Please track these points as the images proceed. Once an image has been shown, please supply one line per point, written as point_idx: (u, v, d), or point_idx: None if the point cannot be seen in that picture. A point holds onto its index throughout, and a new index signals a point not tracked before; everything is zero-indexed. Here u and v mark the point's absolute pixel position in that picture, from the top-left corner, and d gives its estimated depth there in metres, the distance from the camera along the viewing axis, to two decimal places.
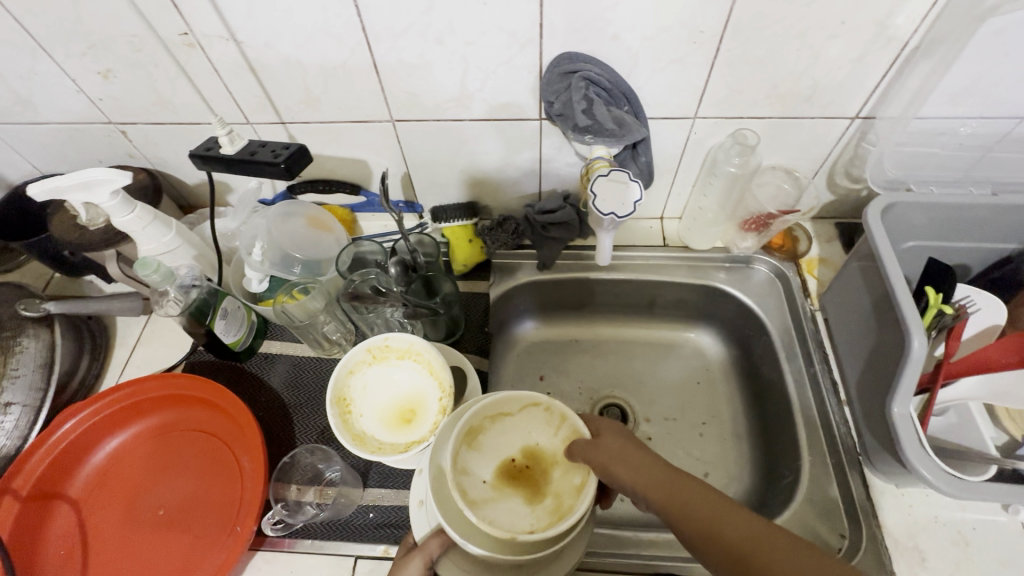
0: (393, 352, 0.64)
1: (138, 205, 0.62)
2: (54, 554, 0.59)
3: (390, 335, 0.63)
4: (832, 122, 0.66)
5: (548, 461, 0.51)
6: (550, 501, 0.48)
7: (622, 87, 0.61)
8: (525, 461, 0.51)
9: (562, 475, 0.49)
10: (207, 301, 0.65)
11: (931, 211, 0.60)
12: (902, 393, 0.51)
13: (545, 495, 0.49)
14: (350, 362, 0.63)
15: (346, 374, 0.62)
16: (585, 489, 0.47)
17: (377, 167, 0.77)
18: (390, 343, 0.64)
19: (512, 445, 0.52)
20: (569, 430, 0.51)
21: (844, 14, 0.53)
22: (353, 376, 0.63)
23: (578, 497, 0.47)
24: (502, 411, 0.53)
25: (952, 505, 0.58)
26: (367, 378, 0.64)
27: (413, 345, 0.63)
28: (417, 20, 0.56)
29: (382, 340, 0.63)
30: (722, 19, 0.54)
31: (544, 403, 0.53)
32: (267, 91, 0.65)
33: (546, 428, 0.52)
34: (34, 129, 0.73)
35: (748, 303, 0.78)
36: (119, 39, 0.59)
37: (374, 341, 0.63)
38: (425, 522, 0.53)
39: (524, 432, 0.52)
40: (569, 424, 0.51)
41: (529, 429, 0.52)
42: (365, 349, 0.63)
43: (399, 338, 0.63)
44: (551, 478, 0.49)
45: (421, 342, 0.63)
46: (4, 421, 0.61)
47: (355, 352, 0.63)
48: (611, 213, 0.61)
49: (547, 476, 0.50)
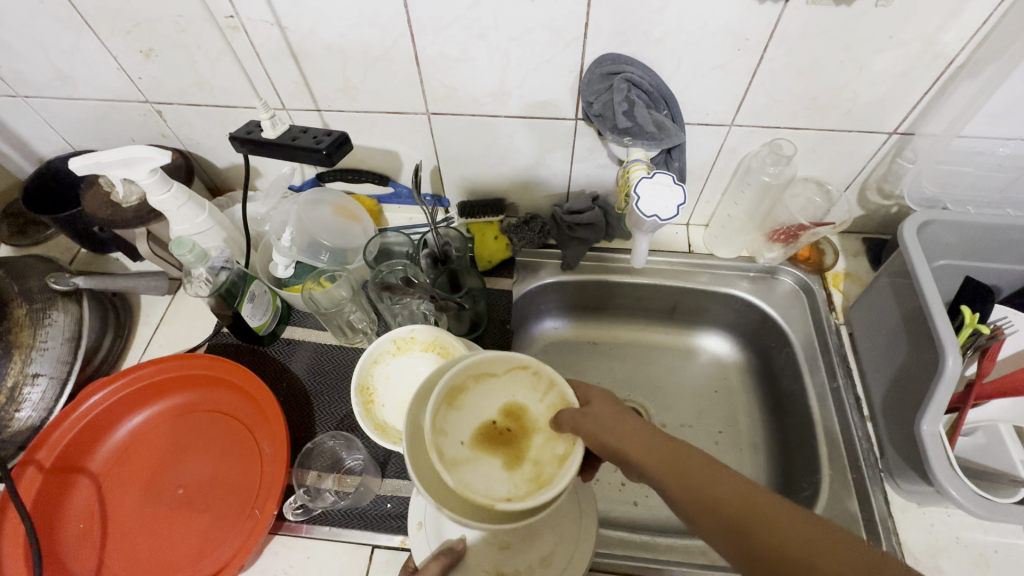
0: (417, 344, 0.64)
1: (174, 184, 0.63)
2: (75, 527, 0.59)
3: (416, 327, 0.64)
4: (869, 136, 0.66)
5: (531, 426, 0.42)
6: (529, 469, 0.40)
7: (662, 90, 0.61)
8: (506, 423, 0.42)
9: (544, 442, 0.41)
10: (235, 284, 0.65)
11: (966, 230, 0.60)
12: (932, 410, 0.51)
13: (524, 461, 0.41)
14: (375, 352, 0.63)
15: (371, 363, 0.63)
16: (569, 459, 0.40)
17: (407, 158, 0.77)
18: (415, 335, 0.64)
19: (496, 404, 0.43)
20: (557, 397, 0.43)
21: (892, 29, 0.53)
22: (377, 365, 0.64)
23: (561, 467, 0.39)
24: (487, 370, 0.45)
25: (975, 526, 0.58)
26: (390, 368, 0.64)
27: (438, 338, 0.63)
28: (463, 14, 0.56)
29: (407, 331, 0.64)
30: (769, 27, 0.54)
31: (534, 364, 0.44)
32: (306, 77, 0.65)
33: (532, 392, 0.44)
34: (70, 105, 0.73)
35: (772, 313, 0.78)
36: (165, 19, 0.59)
37: (399, 332, 0.64)
38: (425, 544, 0.53)
39: (509, 394, 0.44)
40: (558, 390, 0.43)
41: (514, 391, 0.44)
42: (389, 340, 0.64)
43: (425, 330, 0.64)
44: (533, 444, 0.42)
45: (446, 336, 0.63)
46: (30, 392, 0.61)
47: (380, 342, 0.64)
48: (654, 215, 0.58)
49: (528, 441, 0.42)
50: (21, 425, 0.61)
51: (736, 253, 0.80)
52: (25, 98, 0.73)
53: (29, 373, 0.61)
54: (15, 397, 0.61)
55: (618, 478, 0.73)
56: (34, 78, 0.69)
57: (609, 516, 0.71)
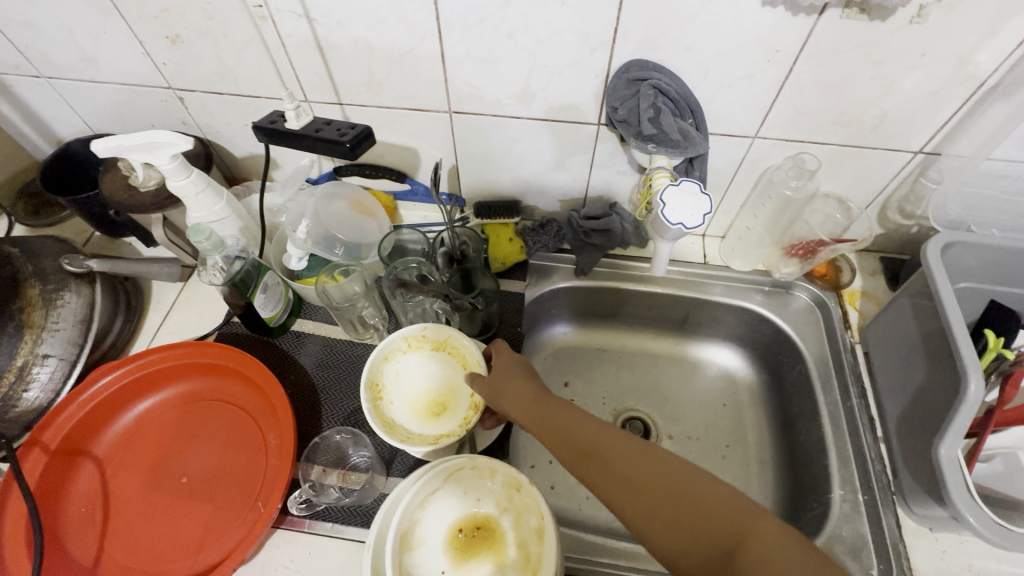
0: (428, 343, 0.64)
1: (194, 171, 0.62)
2: (76, 511, 0.59)
3: (428, 325, 0.63)
4: (893, 154, 0.65)
5: (492, 521, 0.52)
6: (518, 554, 0.50)
7: (689, 99, 0.60)
8: (473, 529, 0.52)
9: (519, 524, 0.51)
10: (250, 273, 0.63)
11: (990, 254, 0.59)
12: (951, 434, 0.50)
13: (510, 550, 0.51)
14: (386, 348, 0.63)
15: (381, 360, 0.62)
16: (545, 533, 0.49)
17: (427, 156, 0.77)
18: (427, 335, 0.64)
19: (457, 516, 0.53)
20: (503, 477, 0.53)
21: (925, 47, 0.52)
22: (387, 363, 0.63)
23: (542, 543, 0.49)
24: (429, 492, 0.53)
25: (988, 554, 0.57)
26: (401, 367, 0.64)
27: (450, 338, 0.63)
28: (493, 13, 0.56)
29: (419, 330, 0.64)
30: (801, 40, 0.54)
31: (467, 462, 0.54)
32: (330, 70, 0.65)
33: (479, 484, 0.54)
34: (93, 87, 0.73)
35: (786, 328, 0.76)
36: (194, 6, 0.59)
37: (412, 330, 0.64)
38: None
39: (462, 501, 0.53)
40: (502, 472, 0.53)
41: (464, 495, 0.54)
42: (403, 337, 0.64)
43: (437, 329, 0.64)
44: (506, 529, 0.52)
45: (458, 336, 0.63)
46: (39, 373, 0.60)
47: (393, 337, 0.63)
48: (679, 223, 0.58)
49: (500, 528, 0.52)
50: (27, 406, 0.60)
51: (752, 266, 0.80)
52: (48, 79, 0.73)
53: (39, 354, 0.60)
54: (24, 377, 0.60)
55: (584, 492, 0.73)
56: (59, 59, 0.69)
57: (614, 526, 0.71)
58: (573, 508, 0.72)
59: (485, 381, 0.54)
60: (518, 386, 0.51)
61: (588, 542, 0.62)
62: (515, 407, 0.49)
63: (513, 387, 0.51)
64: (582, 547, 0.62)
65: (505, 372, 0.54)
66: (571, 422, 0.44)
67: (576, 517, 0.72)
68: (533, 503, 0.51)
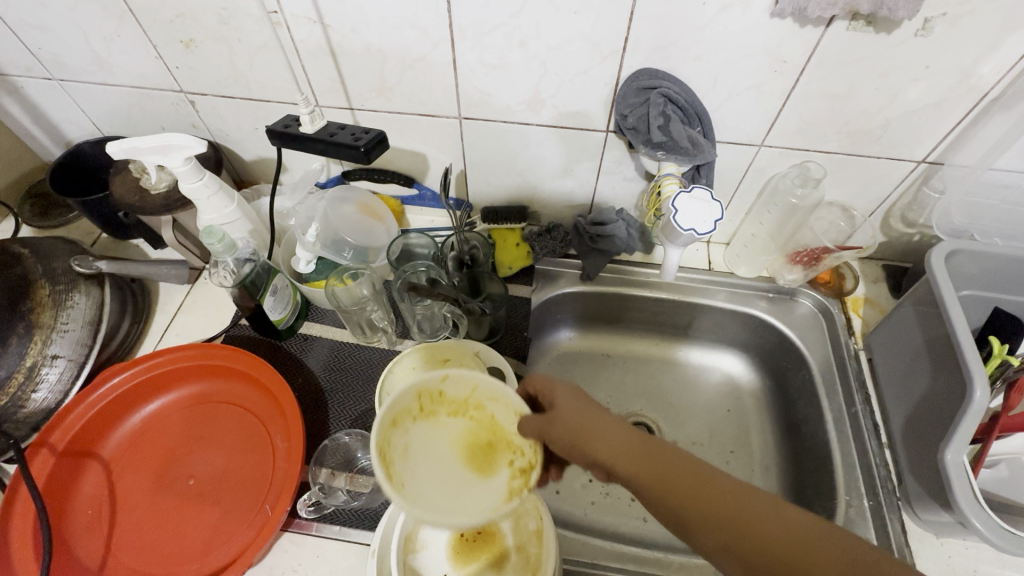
0: (444, 405, 0.44)
1: (207, 174, 0.63)
2: (83, 514, 0.58)
3: (451, 376, 0.43)
4: (897, 163, 0.66)
5: (492, 525, 0.54)
6: (519, 557, 0.51)
7: (697, 107, 0.61)
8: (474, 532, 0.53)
9: (519, 530, 0.52)
10: (260, 275, 0.65)
11: (992, 262, 0.60)
12: (957, 440, 0.50)
13: (512, 553, 0.52)
14: (395, 407, 0.41)
15: (388, 423, 0.41)
16: (546, 532, 0.49)
17: (435, 161, 0.77)
18: (444, 388, 0.44)
19: None
20: None
21: (929, 59, 0.53)
22: (395, 430, 0.41)
23: (542, 544, 0.49)
24: None
25: (992, 560, 0.57)
26: (410, 436, 0.43)
27: (476, 392, 0.44)
28: (505, 22, 0.57)
29: (438, 378, 0.43)
30: (809, 51, 0.55)
31: None
32: (343, 76, 0.66)
33: None
34: (103, 90, 0.74)
35: (791, 334, 0.77)
36: (209, 11, 0.60)
37: (425, 381, 0.43)
38: None
39: None
40: None
41: None
42: (412, 393, 0.42)
43: (460, 381, 0.44)
44: (506, 533, 0.53)
45: (488, 388, 0.44)
46: (47, 373, 0.60)
47: (401, 393, 0.41)
48: (690, 229, 0.59)
49: (500, 532, 0.53)
50: (35, 407, 0.60)
51: (756, 272, 0.80)
52: (60, 81, 0.73)
53: (48, 354, 0.60)
54: (32, 377, 0.59)
55: (590, 497, 0.73)
56: (71, 62, 0.70)
57: (620, 533, 0.71)
58: (579, 513, 0.72)
59: (553, 419, 0.42)
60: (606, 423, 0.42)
61: (587, 544, 0.62)
62: (609, 455, 0.40)
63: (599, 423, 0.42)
64: (582, 552, 0.61)
65: (577, 406, 0.43)
66: (682, 476, 0.38)
67: (582, 521, 0.72)
68: (532, 506, 0.53)
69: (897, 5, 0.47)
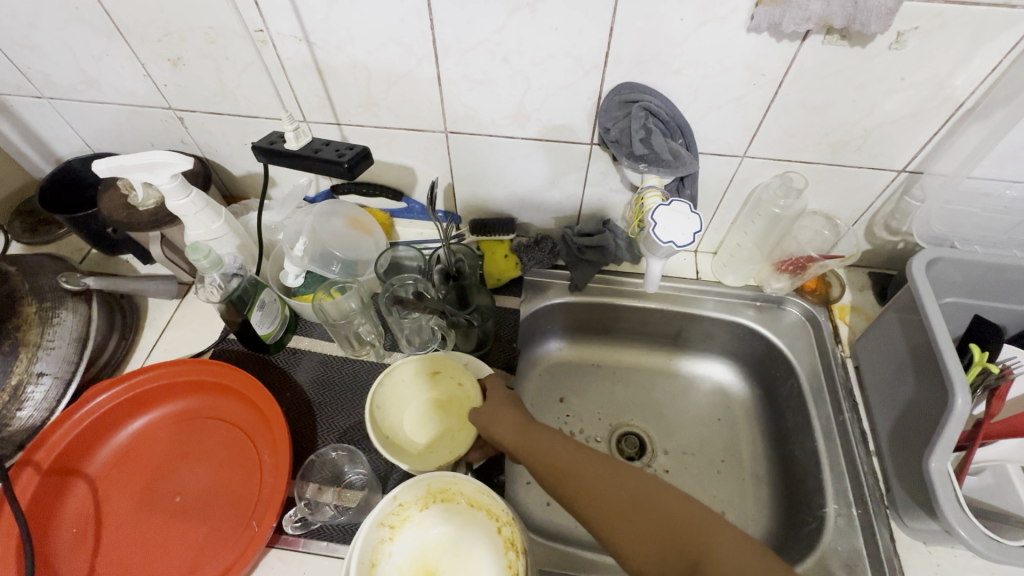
0: (413, 507, 0.53)
1: (193, 191, 0.63)
2: (67, 533, 0.58)
3: (399, 493, 0.52)
4: (878, 173, 0.67)
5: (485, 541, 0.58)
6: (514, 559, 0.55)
7: (679, 120, 0.62)
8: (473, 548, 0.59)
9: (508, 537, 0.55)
10: (247, 291, 0.65)
11: (970, 269, 0.61)
12: (940, 448, 0.50)
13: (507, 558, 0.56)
14: (366, 554, 0.49)
15: (370, 567, 0.50)
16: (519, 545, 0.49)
17: (423, 174, 0.78)
18: (401, 501, 0.52)
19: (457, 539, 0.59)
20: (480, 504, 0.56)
21: (904, 71, 0.54)
22: (379, 566, 0.50)
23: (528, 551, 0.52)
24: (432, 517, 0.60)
25: (982, 568, 0.57)
26: (399, 552, 0.52)
27: (432, 485, 0.53)
28: (488, 38, 0.57)
29: (391, 504, 0.51)
30: (786, 65, 0.56)
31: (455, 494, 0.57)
32: (329, 91, 0.66)
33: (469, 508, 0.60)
34: (92, 107, 0.74)
35: (777, 342, 0.77)
36: (195, 30, 0.61)
37: (382, 511, 0.51)
38: None
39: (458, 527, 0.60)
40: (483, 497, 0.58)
41: None
42: (377, 527, 0.51)
43: (409, 490, 0.52)
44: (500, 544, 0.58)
45: (440, 478, 0.53)
46: (33, 391, 0.60)
47: (367, 536, 0.50)
48: (671, 241, 0.59)
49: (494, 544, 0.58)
50: (20, 424, 0.60)
51: (743, 281, 0.80)
52: (50, 100, 0.74)
53: (34, 372, 0.60)
54: (17, 396, 0.59)
55: None
56: (61, 80, 0.70)
57: None
58: (570, 525, 0.72)
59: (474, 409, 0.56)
60: (504, 413, 0.53)
61: (577, 558, 0.61)
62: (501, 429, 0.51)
63: (505, 419, 0.52)
64: (568, 565, 0.61)
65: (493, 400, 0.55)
66: (548, 441, 0.47)
67: (570, 532, 0.71)
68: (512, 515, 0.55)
69: (870, 20, 0.47)
